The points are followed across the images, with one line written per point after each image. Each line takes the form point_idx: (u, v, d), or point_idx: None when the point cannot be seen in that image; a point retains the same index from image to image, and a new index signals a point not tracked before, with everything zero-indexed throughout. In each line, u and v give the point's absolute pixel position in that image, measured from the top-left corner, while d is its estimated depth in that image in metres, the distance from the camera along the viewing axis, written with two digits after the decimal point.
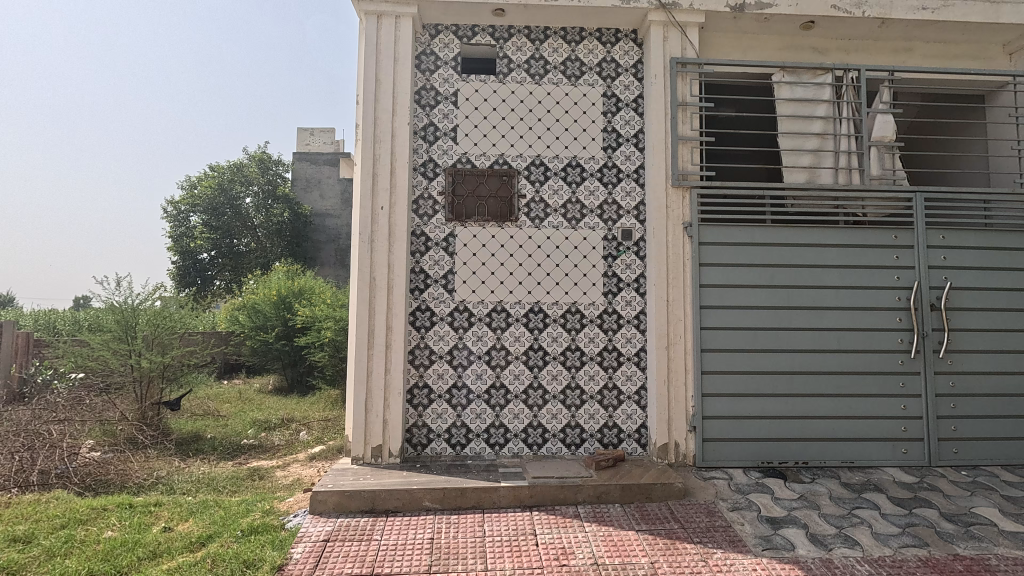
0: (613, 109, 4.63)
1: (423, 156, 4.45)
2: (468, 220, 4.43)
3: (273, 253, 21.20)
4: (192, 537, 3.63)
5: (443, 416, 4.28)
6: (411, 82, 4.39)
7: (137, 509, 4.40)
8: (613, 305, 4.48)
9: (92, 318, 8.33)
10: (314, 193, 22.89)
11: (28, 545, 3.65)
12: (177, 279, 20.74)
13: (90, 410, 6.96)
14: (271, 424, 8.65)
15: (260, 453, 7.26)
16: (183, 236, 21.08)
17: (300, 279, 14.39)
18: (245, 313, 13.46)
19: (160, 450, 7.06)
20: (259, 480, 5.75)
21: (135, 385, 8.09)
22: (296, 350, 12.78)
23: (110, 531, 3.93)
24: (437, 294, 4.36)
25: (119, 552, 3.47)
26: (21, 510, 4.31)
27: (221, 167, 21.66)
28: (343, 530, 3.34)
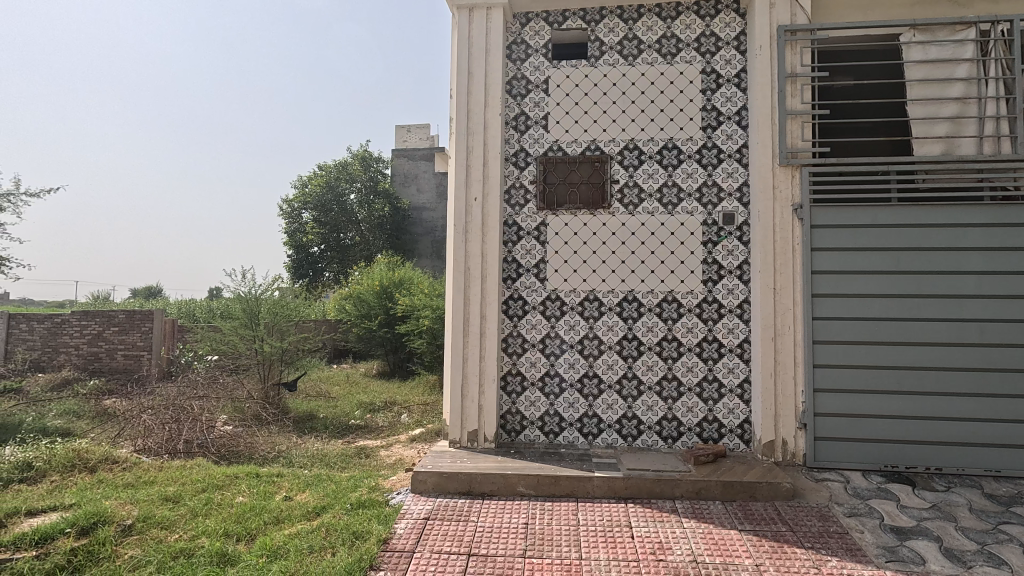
0: (713, 86, 4.37)
1: (514, 146, 4.47)
2: (560, 208, 4.40)
3: (376, 246, 22.52)
4: (309, 507, 3.97)
5: (537, 404, 4.31)
6: (503, 74, 4.42)
7: (263, 478, 4.89)
8: (713, 293, 4.26)
9: (224, 307, 9.35)
10: (411, 187, 24.02)
11: (177, 504, 4.18)
12: (292, 271, 22.62)
13: (223, 389, 7.83)
14: (376, 406, 9.24)
15: (366, 433, 7.80)
16: (297, 231, 22.88)
17: (400, 270, 15.20)
18: (352, 302, 14.46)
19: (280, 426, 7.80)
20: (365, 458, 6.19)
21: (259, 367, 9.01)
22: (397, 337, 13.54)
23: (241, 496, 4.41)
24: (529, 283, 4.38)
25: (249, 516, 3.88)
26: (171, 474, 4.95)
27: (329, 166, 23.20)
28: (442, 509, 3.48)
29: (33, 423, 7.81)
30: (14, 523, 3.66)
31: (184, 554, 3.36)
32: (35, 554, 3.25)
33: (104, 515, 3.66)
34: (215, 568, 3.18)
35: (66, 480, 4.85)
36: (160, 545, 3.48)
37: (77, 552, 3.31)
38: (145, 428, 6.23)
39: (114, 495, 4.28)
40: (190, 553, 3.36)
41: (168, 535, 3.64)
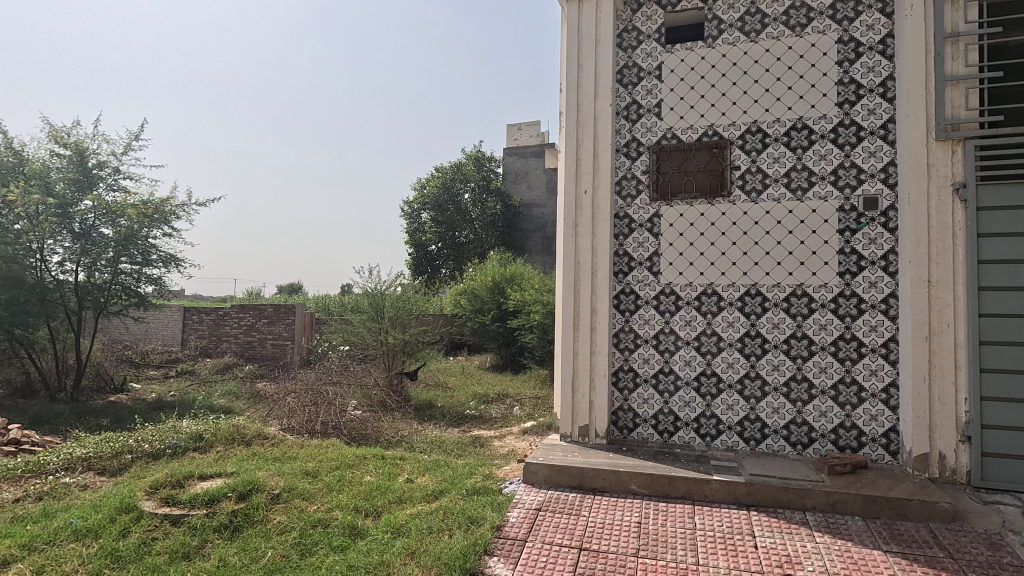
0: (851, 56, 3.93)
1: (625, 137, 4.34)
2: (675, 199, 4.21)
3: (489, 244, 23.26)
4: (429, 490, 4.21)
5: (650, 402, 4.17)
6: (613, 63, 4.32)
7: (387, 460, 5.28)
8: (851, 286, 3.84)
9: (354, 302, 10.20)
10: (522, 184, 24.50)
11: (316, 478, 4.65)
12: (412, 268, 24.06)
13: (353, 377, 8.56)
14: (489, 398, 9.57)
15: (480, 423, 8.12)
16: (417, 231, 24.20)
17: (512, 265, 15.55)
18: (466, 297, 15.07)
19: (403, 413, 8.37)
20: (479, 447, 6.45)
21: (384, 358, 9.74)
22: (509, 331, 13.91)
23: (369, 475, 4.80)
24: (641, 277, 4.24)
25: (376, 494, 4.21)
26: (311, 452, 5.51)
27: (444, 168, 24.20)
28: (553, 502, 3.49)
29: (204, 401, 9.13)
30: (190, 484, 4.29)
31: (322, 523, 3.72)
32: (206, 512, 3.79)
33: (257, 483, 4.17)
34: (348, 539, 3.49)
35: (228, 450, 5.59)
36: (302, 513, 3.88)
37: (236, 513, 3.79)
38: (290, 409, 7.02)
39: (265, 467, 4.86)
40: (326, 523, 3.72)
41: (308, 505, 4.05)
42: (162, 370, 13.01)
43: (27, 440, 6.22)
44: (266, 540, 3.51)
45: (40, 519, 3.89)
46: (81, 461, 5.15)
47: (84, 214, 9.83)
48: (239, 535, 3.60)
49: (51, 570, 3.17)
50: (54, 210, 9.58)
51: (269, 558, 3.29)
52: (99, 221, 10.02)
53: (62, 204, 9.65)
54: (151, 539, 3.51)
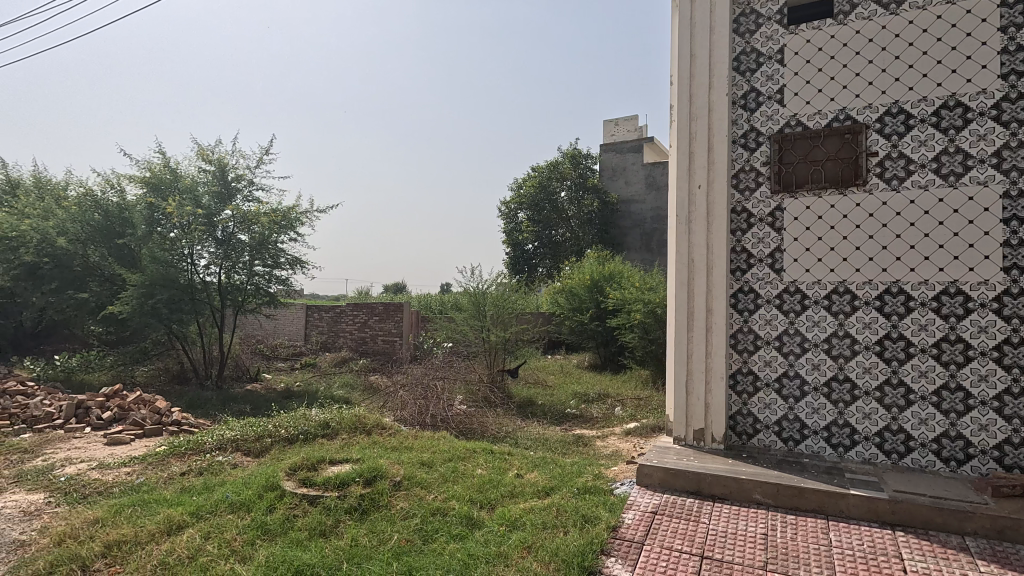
0: (1019, 21, 3.44)
1: (742, 127, 4.11)
2: (800, 190, 3.93)
3: (586, 242, 23.12)
4: (540, 487, 4.28)
5: (772, 407, 3.92)
6: (729, 50, 4.11)
7: (496, 455, 5.44)
8: (1020, 284, 3.36)
9: (457, 300, 10.57)
10: (619, 180, 24.06)
11: (431, 468, 4.90)
12: (510, 267, 24.53)
13: (459, 373, 8.90)
14: (590, 397, 9.51)
15: (582, 422, 8.10)
16: (514, 230, 24.65)
17: (611, 263, 15.33)
18: (564, 295, 15.07)
19: (506, 409, 8.58)
20: (583, 446, 6.45)
21: (486, 355, 10.04)
22: (608, 330, 13.75)
23: (480, 468, 4.97)
24: (762, 275, 3.99)
25: (489, 487, 4.35)
26: (424, 443, 5.81)
27: (541, 167, 24.29)
28: (670, 506, 3.38)
29: (325, 392, 9.95)
30: (322, 468, 4.69)
31: (440, 512, 3.91)
32: (338, 494, 4.13)
33: (380, 470, 4.47)
34: (466, 528, 3.63)
35: (351, 438, 6.04)
36: (421, 501, 4.10)
37: (363, 497, 4.09)
38: (402, 401, 7.45)
39: (385, 455, 5.20)
40: (445, 512, 3.90)
41: (427, 494, 4.27)
42: (289, 362, 14.36)
43: (186, 422, 7.12)
44: (391, 524, 3.76)
45: (203, 492, 4.45)
46: (231, 442, 5.81)
47: (225, 222, 11.05)
48: (367, 518, 3.88)
49: (215, 536, 3.61)
50: (202, 219, 10.86)
51: (395, 541, 3.51)
52: (237, 228, 11.20)
53: (208, 214, 10.92)
54: (293, 516, 3.88)
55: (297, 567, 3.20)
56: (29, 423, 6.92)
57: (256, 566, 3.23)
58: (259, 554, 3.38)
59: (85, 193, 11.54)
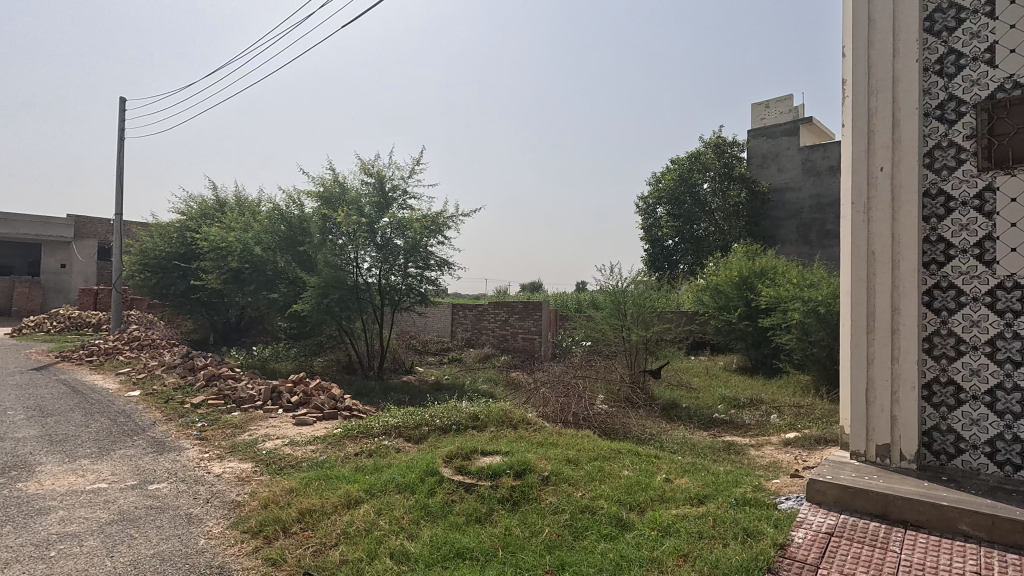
0: None
1: (937, 96, 3.39)
2: (1020, 166, 3.12)
3: (732, 236, 21.69)
4: (692, 494, 4.10)
5: (982, 424, 3.19)
6: (919, 7, 3.44)
7: (643, 457, 5.30)
8: None
9: (596, 299, 10.50)
10: (771, 167, 22.27)
11: (577, 465, 4.92)
12: (649, 264, 23.73)
13: (599, 372, 8.86)
14: (741, 402, 8.85)
15: (733, 428, 7.58)
16: (653, 226, 23.81)
17: (762, 258, 14.15)
18: (709, 294, 14.15)
19: (649, 411, 8.34)
20: (736, 454, 6.03)
21: (626, 355, 9.83)
22: (760, 331, 12.74)
23: (628, 469, 4.88)
24: (966, 267, 3.24)
25: (637, 489, 4.26)
26: (569, 440, 5.86)
27: (680, 159, 23.05)
28: (849, 529, 2.99)
29: (471, 386, 10.51)
30: (475, 458, 4.96)
31: (589, 510, 3.92)
32: (491, 484, 4.34)
33: (529, 464, 4.60)
34: (615, 529, 3.60)
35: (499, 431, 6.30)
36: (570, 497, 4.15)
37: (515, 488, 4.25)
38: (545, 398, 7.60)
39: (532, 450, 5.33)
40: (594, 510, 3.91)
41: (575, 491, 4.30)
42: (438, 357, 15.41)
43: (356, 407, 7.96)
44: (541, 517, 3.85)
45: (374, 471, 4.95)
46: (394, 428, 6.37)
47: (384, 228, 12.16)
48: (519, 509, 4.02)
49: (386, 513, 3.99)
50: (365, 227, 12.07)
51: (547, 535, 3.59)
52: (394, 233, 12.24)
53: (370, 222, 12.11)
54: (452, 500, 4.16)
55: (459, 550, 3.42)
56: (238, 402, 8.25)
57: (422, 544, 3.52)
58: (424, 533, 3.67)
59: (274, 208, 13.43)
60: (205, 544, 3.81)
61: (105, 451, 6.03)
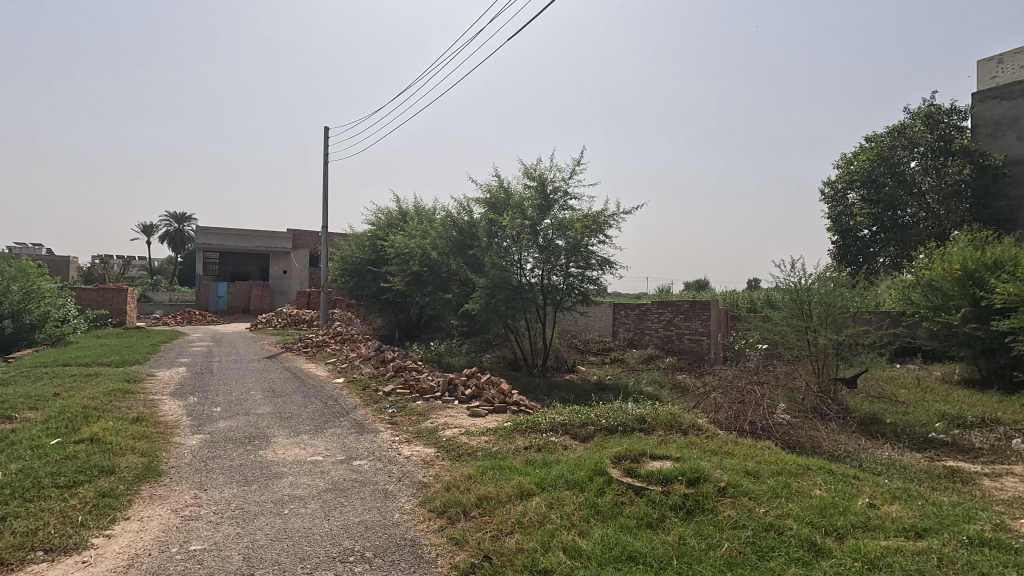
0: None
1: None
2: None
3: (953, 223, 18.46)
4: (907, 525, 3.52)
5: None
6: None
7: (838, 477, 4.68)
8: None
9: (774, 298, 9.58)
10: (1006, 135, 18.83)
11: (758, 479, 4.52)
12: (838, 258, 20.92)
13: (779, 380, 8.07)
14: (968, 421, 7.36)
15: (957, 451, 6.34)
16: (842, 214, 20.89)
17: (995, 247, 11.61)
18: (921, 292, 12.04)
19: (843, 424, 7.35)
20: (963, 484, 5.03)
21: (813, 360, 8.80)
22: (994, 336, 10.44)
23: (820, 488, 4.35)
24: None
25: (834, 512, 3.78)
26: (746, 451, 5.42)
27: (880, 136, 19.93)
28: None
29: (635, 387, 10.31)
30: (644, 461, 4.84)
31: (775, 529, 3.58)
32: (662, 490, 4.20)
33: (703, 473, 4.35)
34: (808, 554, 3.24)
35: (668, 436, 6.06)
36: (752, 513, 3.83)
37: (689, 497, 4.05)
38: (717, 405, 7.15)
39: (706, 458, 5.03)
40: (780, 530, 3.56)
41: (757, 506, 3.96)
42: (600, 357, 15.36)
43: (523, 403, 8.30)
44: (719, 531, 3.61)
45: (544, 466, 5.10)
46: (560, 425, 6.50)
47: (546, 230, 12.46)
48: (693, 519, 3.83)
49: (557, 508, 4.09)
50: (529, 229, 12.49)
51: (727, 550, 3.36)
52: (556, 234, 12.47)
53: (533, 224, 12.50)
54: (621, 502, 4.11)
55: (631, 553, 3.37)
56: (420, 392, 9.12)
57: (593, 543, 3.53)
58: (595, 532, 3.68)
59: (448, 216, 14.57)
60: (399, 518, 4.28)
61: (319, 429, 7.11)
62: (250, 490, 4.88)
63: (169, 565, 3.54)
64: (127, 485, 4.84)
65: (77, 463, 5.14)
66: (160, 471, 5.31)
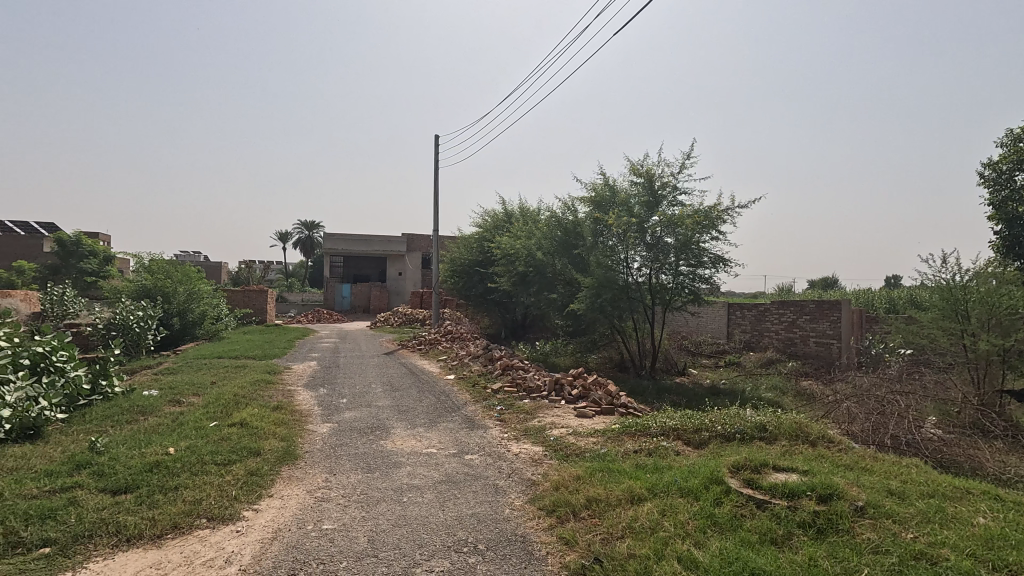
0: None
1: None
2: None
3: None
4: None
5: None
6: None
7: (1008, 504, 4.04)
8: None
9: (920, 297, 8.51)
10: None
11: (904, 500, 4.03)
12: (1003, 250, 18.11)
13: (928, 390, 7.14)
14: None
15: None
16: (1008, 200, 17.99)
17: None
18: None
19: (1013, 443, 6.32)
20: None
21: (971, 368, 7.68)
22: None
23: (983, 516, 3.78)
24: None
25: (1003, 545, 3.26)
26: (888, 468, 4.85)
27: None
28: None
29: (753, 393, 9.67)
30: (766, 473, 4.51)
31: (926, 558, 3.17)
32: (788, 505, 3.89)
33: (837, 489, 3.97)
34: None
35: (793, 447, 5.60)
36: (897, 538, 3.42)
37: (820, 515, 3.71)
38: (850, 416, 6.50)
39: (840, 473, 4.58)
40: (934, 560, 3.14)
41: (903, 530, 3.53)
42: (714, 360, 14.60)
43: (632, 406, 8.11)
44: (857, 555, 3.27)
45: (655, 472, 4.93)
46: (672, 430, 6.25)
47: (654, 228, 12.06)
48: (825, 539, 3.50)
49: (670, 515, 3.93)
50: (636, 227, 12.16)
51: None
52: (665, 232, 12.03)
53: (641, 222, 12.15)
54: (741, 515, 3.86)
55: (752, 569, 3.16)
56: (527, 391, 9.23)
57: (711, 555, 3.35)
58: (712, 543, 3.50)
59: (553, 216, 14.63)
60: (509, 513, 4.37)
61: (433, 423, 7.47)
62: (373, 477, 5.25)
63: (306, 540, 3.90)
64: (271, 466, 5.41)
65: (231, 444, 5.85)
66: (297, 455, 5.88)
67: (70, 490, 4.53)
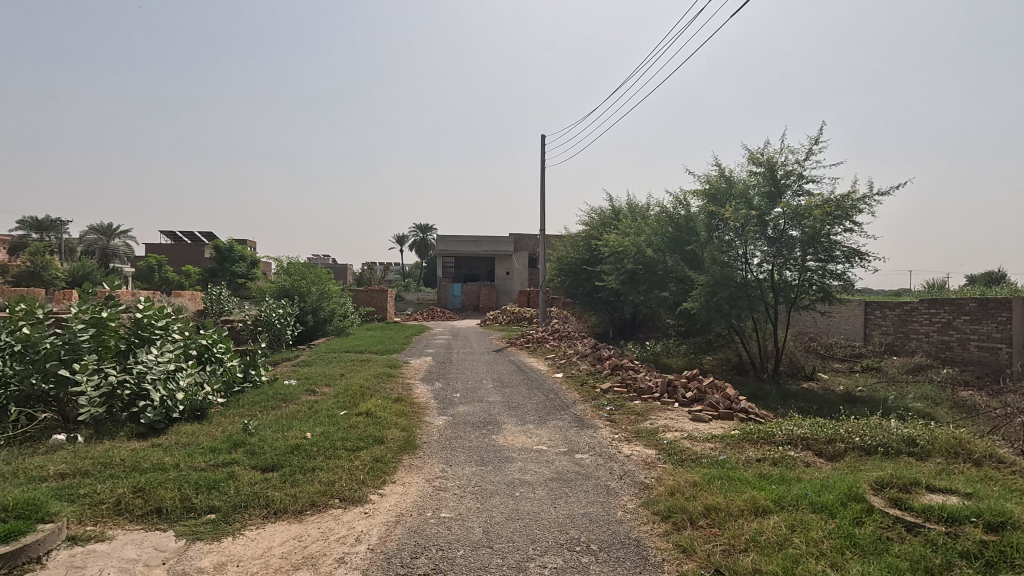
0: None
1: None
2: None
3: None
4: None
5: None
6: None
7: None
8: None
9: None
10: None
11: None
12: None
13: None
14: None
15: None
16: None
17: None
18: None
19: None
20: None
21: None
22: None
23: None
24: None
25: None
26: None
27: None
28: None
29: (898, 402, 8.63)
30: (918, 492, 4.00)
31: None
32: (947, 531, 3.42)
33: (1011, 518, 3.42)
34: None
35: (951, 465, 4.91)
36: None
37: (988, 546, 3.22)
38: None
39: (1014, 499, 3.94)
40: None
41: None
42: (848, 364, 13.24)
43: (754, 411, 7.59)
44: None
45: (782, 483, 4.57)
46: (801, 439, 5.75)
47: (777, 220, 11.18)
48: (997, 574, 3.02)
49: (801, 531, 3.62)
50: (756, 220, 11.35)
51: None
52: (789, 224, 11.12)
53: (761, 214, 11.31)
54: (887, 538, 3.46)
55: None
56: (638, 392, 8.99)
57: None
58: (852, 567, 3.17)
59: (663, 212, 14.12)
60: (622, 516, 4.28)
61: (543, 420, 7.54)
62: (487, 471, 5.41)
63: (426, 526, 4.12)
64: (393, 454, 5.79)
65: (359, 432, 6.34)
66: (416, 445, 6.22)
67: (229, 465, 5.18)
